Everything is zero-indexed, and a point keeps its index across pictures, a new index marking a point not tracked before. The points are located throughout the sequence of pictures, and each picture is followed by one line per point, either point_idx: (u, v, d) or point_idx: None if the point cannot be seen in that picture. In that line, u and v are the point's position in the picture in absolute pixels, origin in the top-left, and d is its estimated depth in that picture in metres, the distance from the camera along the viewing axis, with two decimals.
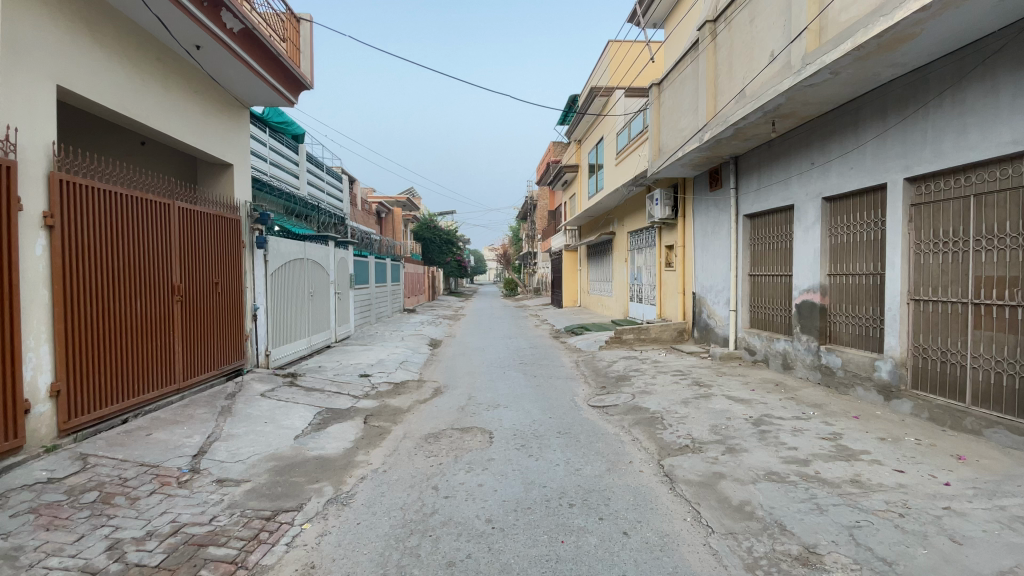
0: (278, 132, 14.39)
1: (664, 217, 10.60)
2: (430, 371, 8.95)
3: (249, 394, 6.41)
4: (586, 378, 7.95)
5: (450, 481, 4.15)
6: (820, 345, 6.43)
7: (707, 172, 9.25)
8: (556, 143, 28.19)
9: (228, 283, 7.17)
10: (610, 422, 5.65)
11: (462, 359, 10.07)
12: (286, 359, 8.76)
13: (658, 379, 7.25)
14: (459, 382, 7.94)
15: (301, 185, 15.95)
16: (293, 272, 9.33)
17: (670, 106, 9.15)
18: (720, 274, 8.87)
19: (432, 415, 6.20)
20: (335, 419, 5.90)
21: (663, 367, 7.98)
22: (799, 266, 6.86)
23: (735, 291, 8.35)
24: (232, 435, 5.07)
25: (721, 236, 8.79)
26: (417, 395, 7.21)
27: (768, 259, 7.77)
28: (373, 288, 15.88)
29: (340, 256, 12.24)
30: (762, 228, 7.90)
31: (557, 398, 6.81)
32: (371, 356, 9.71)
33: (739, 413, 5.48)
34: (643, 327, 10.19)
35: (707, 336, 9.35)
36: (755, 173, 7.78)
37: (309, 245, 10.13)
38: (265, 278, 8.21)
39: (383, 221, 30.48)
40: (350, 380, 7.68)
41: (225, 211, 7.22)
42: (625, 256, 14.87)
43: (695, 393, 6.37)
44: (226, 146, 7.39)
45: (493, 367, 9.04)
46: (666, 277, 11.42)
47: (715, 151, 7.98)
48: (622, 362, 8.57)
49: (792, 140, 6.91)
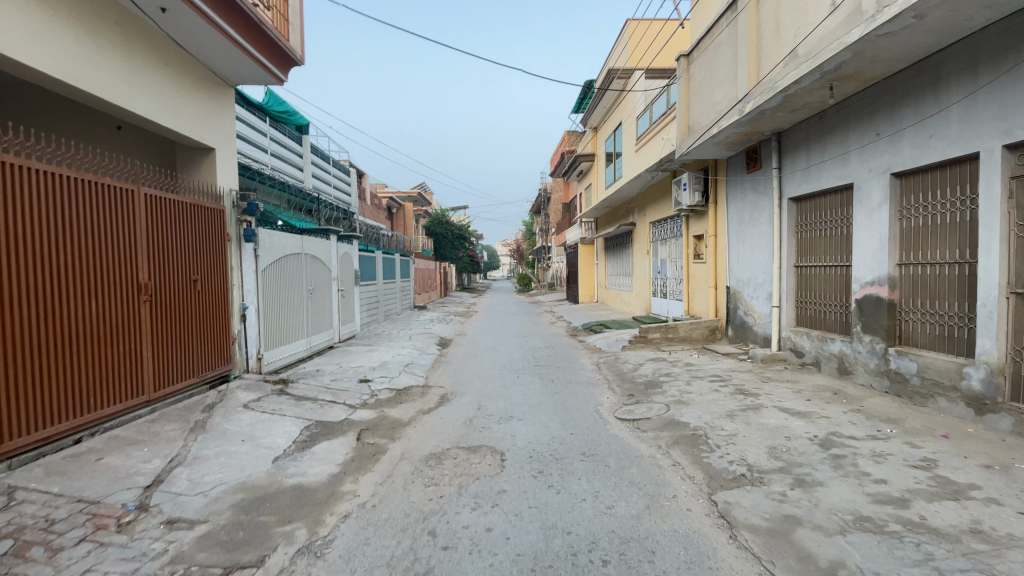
0: (280, 122, 13.93)
1: (693, 203, 9.67)
2: (437, 374, 8.15)
3: (230, 404, 5.68)
4: (610, 383, 7.10)
5: (452, 524, 3.33)
6: (888, 348, 5.48)
7: (744, 152, 8.29)
8: (571, 133, 27.17)
9: (211, 280, 6.44)
10: (643, 441, 4.79)
11: (472, 361, 9.25)
12: (282, 363, 8.07)
13: (695, 387, 6.35)
14: (468, 388, 7.13)
15: (306, 178, 15.35)
16: (292, 269, 8.64)
17: (701, 79, 8.22)
18: (760, 266, 7.92)
19: (436, 429, 5.40)
20: (326, 435, 5.12)
21: (698, 371, 7.09)
22: (861, 254, 5.89)
23: (778, 285, 7.41)
24: (200, 458, 4.33)
25: (761, 223, 7.83)
26: (420, 404, 6.41)
27: (819, 249, 6.82)
28: (381, 285, 15.16)
29: (344, 251, 11.52)
30: (811, 212, 6.94)
31: (579, 409, 5.97)
32: (375, 358, 8.95)
33: (801, 431, 4.58)
34: (671, 325, 9.29)
35: (744, 334, 8.43)
36: (804, 148, 6.82)
37: (309, 239, 9.40)
38: (257, 275, 7.47)
39: (394, 216, 29.83)
40: (348, 387, 6.93)
41: (206, 199, 6.48)
42: (648, 249, 13.92)
43: (741, 404, 5.48)
44: (205, 127, 6.65)
45: (507, 371, 8.21)
46: (694, 270, 10.49)
47: (755, 125, 7.03)
48: (649, 366, 7.70)
49: (852, 108, 5.94)
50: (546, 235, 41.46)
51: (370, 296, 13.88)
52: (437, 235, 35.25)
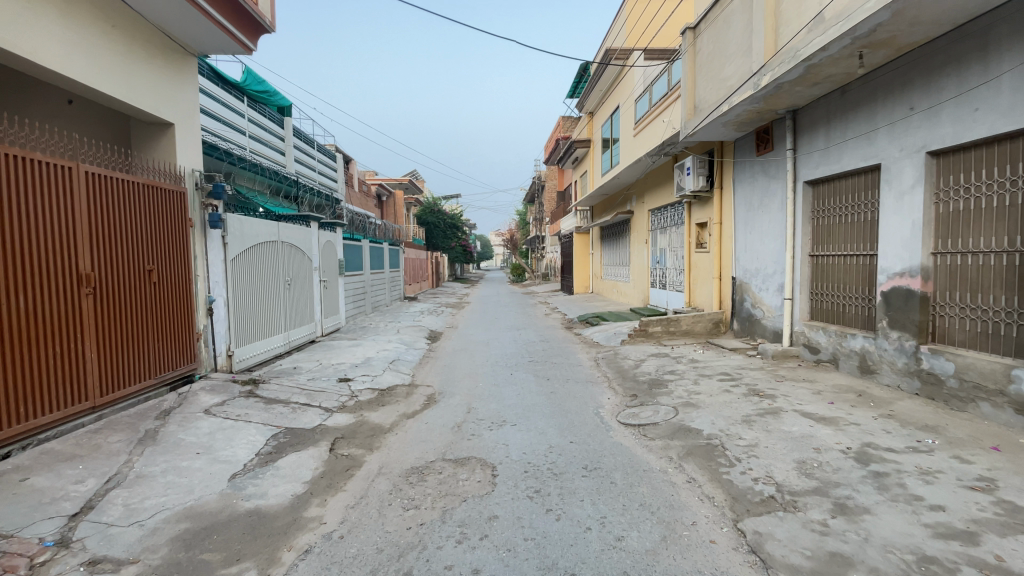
0: (259, 102, 13.20)
1: (697, 188, 9.10)
2: (424, 372, 7.57)
3: (190, 409, 5.09)
4: (610, 382, 6.56)
5: (431, 564, 2.78)
6: (920, 346, 4.98)
7: (754, 133, 7.72)
8: (565, 118, 26.44)
9: (172, 270, 5.82)
10: (651, 451, 4.26)
11: (462, 357, 8.67)
12: (257, 360, 7.49)
13: (703, 387, 5.82)
14: (457, 387, 6.57)
15: (288, 163, 14.63)
16: (268, 258, 8.01)
17: (710, 53, 7.62)
18: (771, 255, 7.39)
19: (420, 437, 4.84)
20: (295, 445, 4.54)
21: (705, 369, 6.57)
22: (889, 243, 5.37)
23: (791, 275, 6.90)
24: (144, 478, 3.74)
25: (774, 209, 7.30)
26: (404, 406, 5.84)
27: (838, 237, 6.29)
28: (368, 275, 14.51)
29: (327, 240, 10.87)
30: (829, 197, 6.41)
31: (578, 412, 5.42)
32: (358, 354, 8.36)
33: (831, 442, 4.06)
34: (673, 318, 8.77)
35: (751, 328, 7.93)
36: (824, 127, 6.27)
37: (287, 226, 8.76)
38: (227, 265, 6.85)
39: (383, 203, 29.02)
40: (326, 387, 6.35)
41: (164, 180, 5.84)
42: (646, 237, 13.35)
43: (757, 408, 4.96)
44: (162, 100, 5.96)
45: (499, 368, 7.64)
46: (696, 260, 9.96)
47: (770, 101, 6.46)
48: (652, 362, 7.16)
49: (882, 80, 5.39)
50: (539, 225, 40.80)
51: (355, 287, 13.22)
52: (428, 224, 34.48)
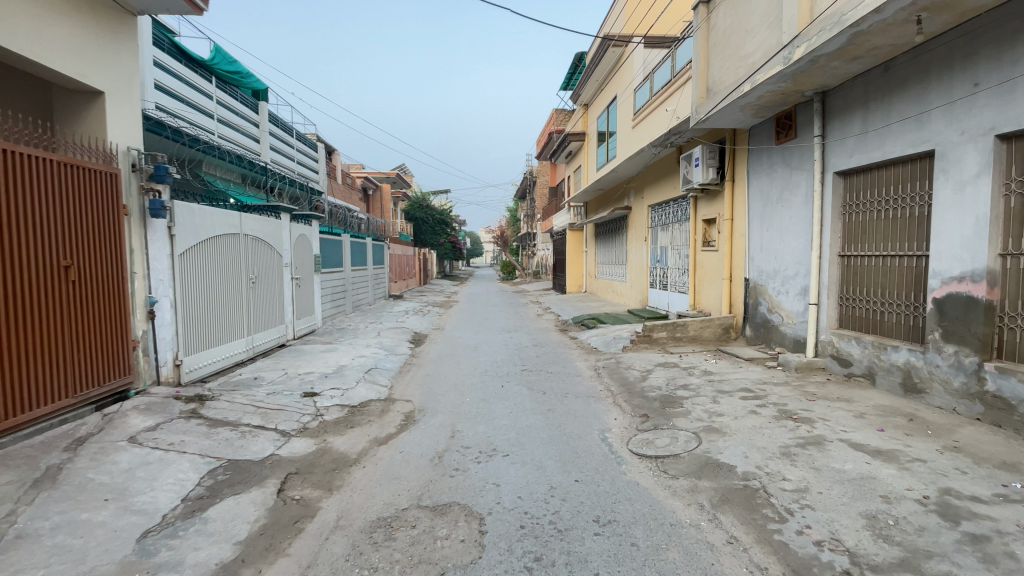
0: (230, 84, 12.23)
1: (706, 181, 8.34)
2: (402, 382, 6.69)
3: (112, 436, 4.18)
4: (615, 397, 5.74)
5: None
6: (984, 363, 4.24)
7: (773, 119, 6.97)
8: (558, 111, 25.57)
9: (101, 267, 4.89)
10: (675, 495, 3.46)
11: (448, 365, 7.78)
12: (212, 369, 6.61)
13: (725, 407, 5.03)
14: (440, 404, 5.71)
15: (263, 151, 13.67)
16: (227, 253, 7.11)
17: (727, 28, 6.83)
18: (792, 255, 6.64)
19: (393, 471, 3.99)
20: (235, 485, 3.66)
21: (722, 383, 5.78)
22: (945, 242, 4.61)
23: (816, 278, 6.15)
24: (22, 542, 2.86)
25: (797, 203, 6.54)
26: (377, 428, 4.98)
27: (874, 235, 5.54)
28: (348, 272, 13.56)
29: (301, 234, 9.92)
30: (865, 189, 5.65)
31: (581, 437, 4.59)
32: (330, 361, 7.45)
33: (900, 490, 3.28)
34: (679, 323, 8.01)
35: (768, 335, 7.17)
36: (862, 110, 5.52)
37: (253, 218, 7.82)
38: (173, 260, 5.93)
39: (368, 197, 27.93)
40: (287, 403, 5.47)
41: (92, 160, 4.91)
42: (645, 235, 12.57)
43: (795, 437, 4.17)
44: (90, 62, 5.02)
45: (489, 379, 6.78)
46: (703, 259, 9.19)
47: (799, 80, 5.69)
48: (660, 374, 6.36)
49: (938, 53, 4.64)
50: (530, 221, 39.96)
51: (334, 284, 12.27)
52: (417, 219, 33.39)
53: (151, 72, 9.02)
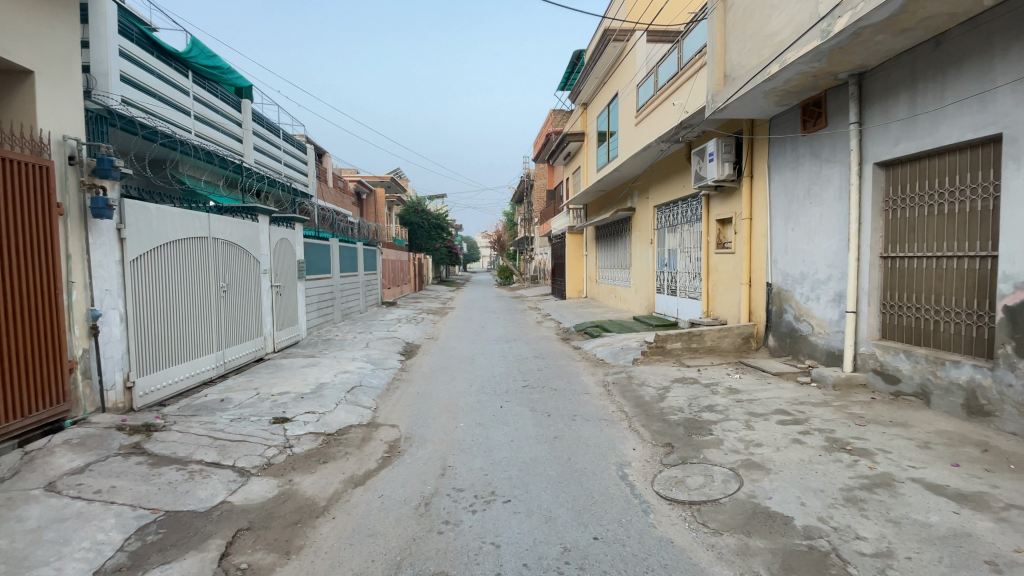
0: (209, 80, 11.54)
1: (722, 177, 7.66)
2: (388, 403, 5.94)
3: (26, 484, 3.43)
4: (631, 421, 5.01)
5: None
6: None
7: (799, 107, 6.31)
8: (555, 112, 24.97)
9: (27, 276, 4.15)
10: (722, 559, 2.73)
11: (441, 381, 7.01)
12: (173, 390, 5.87)
13: (762, 435, 4.30)
14: (429, 430, 4.97)
15: (246, 151, 12.97)
16: (193, 257, 6.37)
17: (747, 6, 6.17)
18: (824, 257, 5.96)
19: (366, 523, 3.25)
20: (166, 549, 2.92)
21: (753, 404, 5.06)
22: (1019, 239, 3.92)
23: (854, 283, 5.46)
24: None
25: (829, 199, 5.86)
26: (354, 462, 4.24)
27: (924, 232, 4.85)
28: (337, 279, 12.81)
29: (284, 238, 9.19)
30: (912, 180, 4.97)
31: (596, 475, 3.87)
32: (309, 378, 6.70)
33: (1009, 555, 2.56)
34: (695, 333, 7.29)
35: (796, 346, 6.46)
36: (908, 91, 4.86)
37: (225, 220, 7.11)
38: (124, 268, 5.20)
39: (362, 201, 27.19)
40: (252, 432, 4.72)
41: (17, 149, 4.19)
42: (652, 237, 11.88)
43: (857, 477, 3.45)
44: (15, 35, 4.29)
45: (487, 398, 6.02)
46: (718, 262, 8.50)
47: (835, 58, 5.02)
48: (680, 392, 5.64)
49: (1004, 19, 3.99)
50: (528, 225, 39.33)
51: (321, 292, 11.51)
52: (412, 224, 32.70)
53: (116, 63, 8.27)
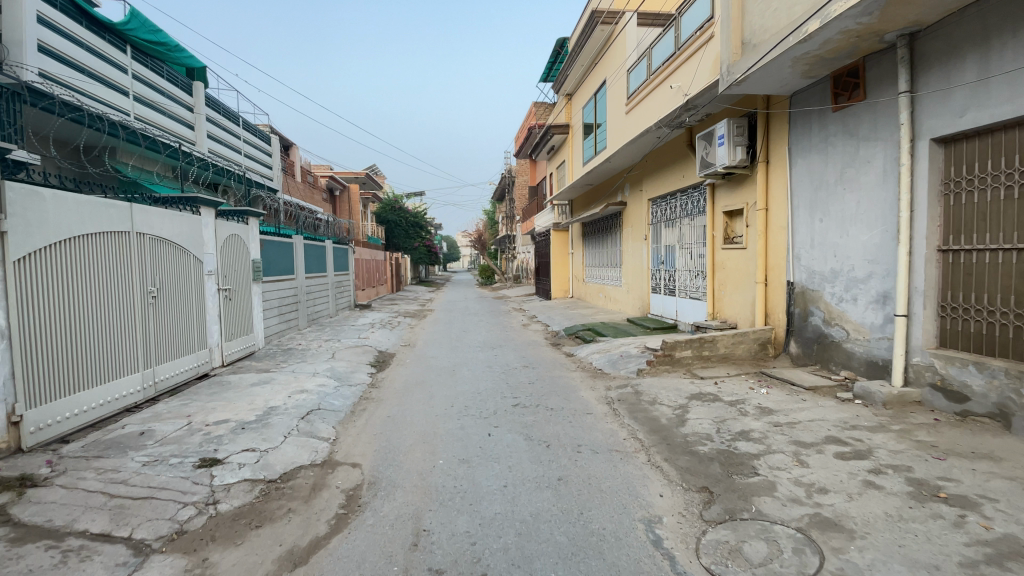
0: (152, 57, 10.23)
1: (733, 163, 6.79)
2: (350, 433, 4.88)
3: None
4: (650, 454, 4.06)
5: None
6: None
7: (830, 79, 5.46)
8: (538, 104, 24.04)
9: None
10: None
11: (416, 400, 5.99)
12: (81, 422, 4.72)
13: (822, 476, 3.40)
14: (399, 472, 3.94)
15: (199, 140, 11.64)
16: (109, 256, 5.22)
17: None
18: (863, 252, 5.13)
19: None
20: None
21: (796, 430, 4.17)
22: None
23: (906, 281, 4.62)
24: None
25: (870, 182, 5.01)
26: (298, 525, 3.20)
27: (999, 219, 4.04)
28: (302, 280, 11.60)
29: (235, 234, 8.00)
30: (981, 157, 4.15)
31: (622, 539, 2.91)
32: (257, 401, 5.59)
33: None
34: (706, 339, 6.39)
35: (827, 355, 5.62)
36: (980, 50, 4.03)
37: (155, 211, 5.94)
38: (5, 268, 4.03)
39: (334, 198, 25.86)
40: (168, 483, 3.63)
41: None
42: (646, 233, 11.01)
43: (977, 545, 2.59)
44: None
45: (471, 423, 5.01)
46: (725, 258, 7.63)
47: (892, 10, 4.16)
48: (703, 414, 4.72)
49: None
50: (509, 223, 38.30)
51: (283, 295, 10.31)
52: (389, 222, 31.40)
53: (31, 30, 6.96)
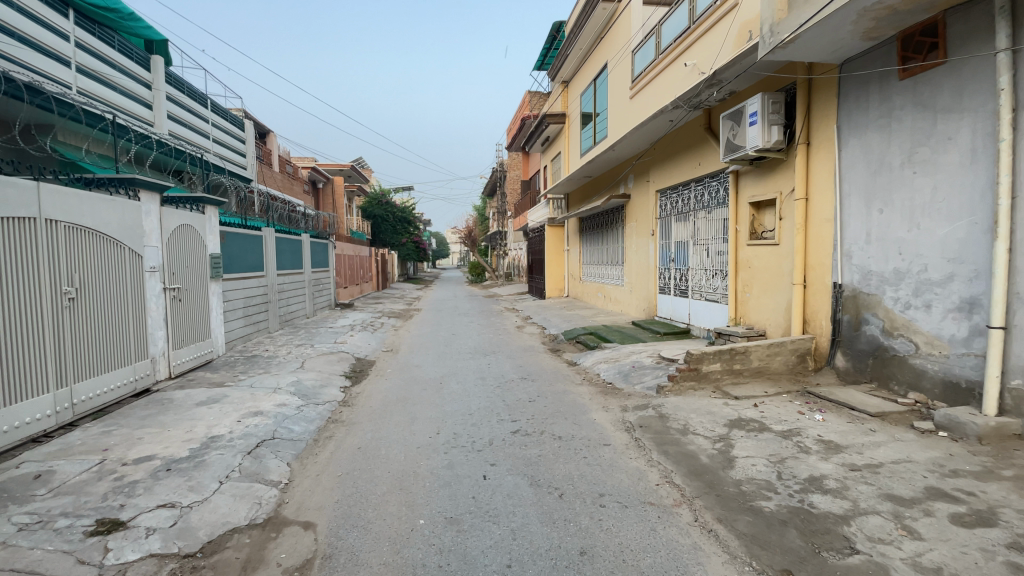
0: (101, 25, 9.04)
1: (767, 145, 5.89)
2: (306, 474, 3.84)
3: None
4: (698, 510, 3.10)
5: None
6: None
7: (895, 40, 4.53)
8: (532, 94, 22.99)
9: None
10: None
11: (394, 424, 4.96)
12: None
13: (947, 556, 2.46)
14: (363, 538, 2.93)
15: (159, 121, 10.47)
16: (14, 251, 4.17)
17: None
18: (940, 249, 4.21)
19: None
20: None
21: (883, 477, 3.23)
22: None
23: (1005, 285, 3.69)
24: None
25: (952, 164, 4.09)
26: None
27: None
28: (273, 278, 10.47)
29: (187, 225, 6.91)
30: None
31: None
32: (197, 429, 4.53)
33: None
34: (738, 351, 5.43)
35: (888, 372, 4.70)
36: None
37: (73, 194, 4.85)
38: None
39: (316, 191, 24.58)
40: (34, 566, 2.58)
41: None
42: (653, 228, 10.06)
43: None
44: None
45: (461, 460, 3.99)
46: (753, 256, 6.71)
47: None
48: (754, 451, 3.77)
49: None
50: (501, 218, 37.17)
51: (249, 295, 9.19)
52: (375, 217, 30.18)
53: None
